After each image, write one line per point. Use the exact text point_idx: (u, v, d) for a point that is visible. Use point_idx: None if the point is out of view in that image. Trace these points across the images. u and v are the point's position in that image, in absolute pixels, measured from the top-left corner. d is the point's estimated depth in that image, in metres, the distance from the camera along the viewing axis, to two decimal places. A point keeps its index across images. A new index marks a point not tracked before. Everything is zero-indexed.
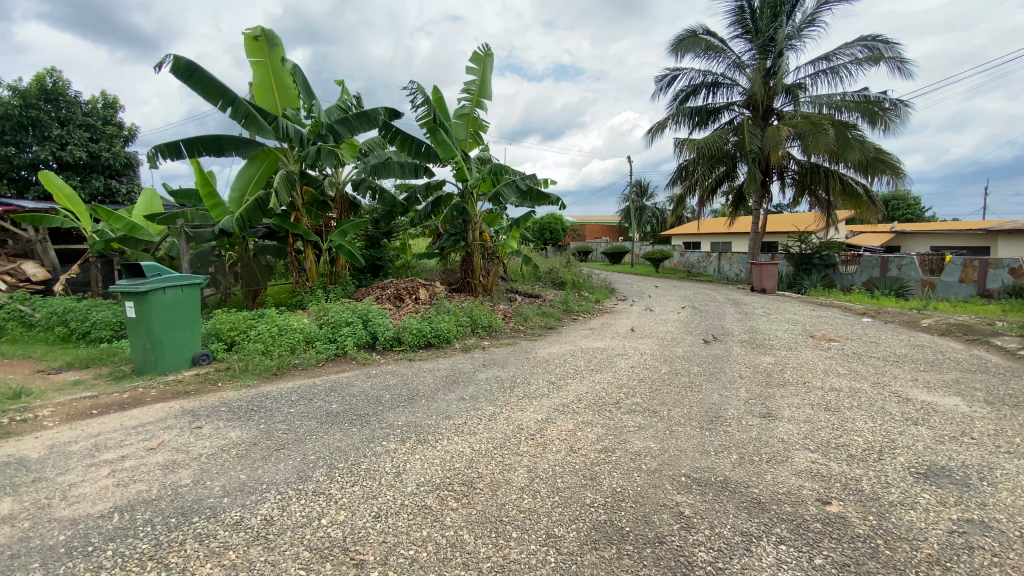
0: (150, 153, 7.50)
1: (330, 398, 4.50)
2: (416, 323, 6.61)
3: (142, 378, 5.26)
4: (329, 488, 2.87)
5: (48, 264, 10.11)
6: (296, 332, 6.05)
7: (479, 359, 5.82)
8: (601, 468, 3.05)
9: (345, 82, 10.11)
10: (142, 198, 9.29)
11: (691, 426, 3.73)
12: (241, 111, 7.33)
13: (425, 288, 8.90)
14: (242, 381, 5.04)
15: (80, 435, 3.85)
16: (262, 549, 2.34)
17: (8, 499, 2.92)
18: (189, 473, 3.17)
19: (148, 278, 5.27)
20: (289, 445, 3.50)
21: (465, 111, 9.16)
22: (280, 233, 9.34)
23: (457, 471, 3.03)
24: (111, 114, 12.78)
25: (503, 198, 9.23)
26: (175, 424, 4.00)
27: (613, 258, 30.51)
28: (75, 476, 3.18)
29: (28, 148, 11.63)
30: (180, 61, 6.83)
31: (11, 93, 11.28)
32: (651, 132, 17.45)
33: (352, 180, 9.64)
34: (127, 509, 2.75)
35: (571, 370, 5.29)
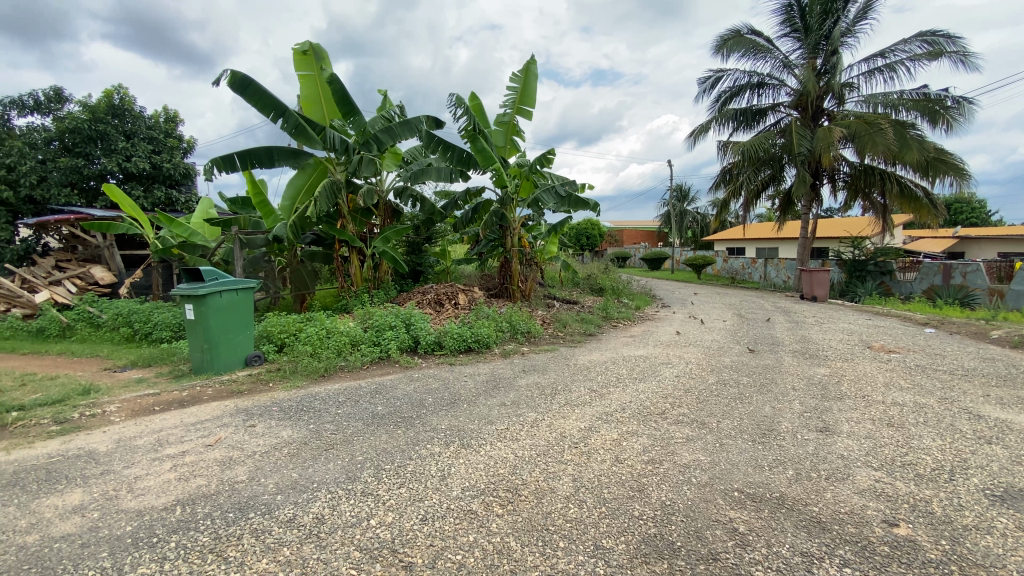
0: (206, 165, 7.88)
1: (376, 400, 4.59)
2: (457, 328, 6.68)
3: (200, 377, 5.52)
4: (376, 489, 2.91)
5: (113, 268, 10.77)
6: (342, 335, 6.22)
7: (519, 365, 5.81)
8: (648, 480, 2.97)
9: (388, 92, 10.37)
10: (201, 207, 9.79)
11: (743, 440, 3.58)
12: (292, 121, 7.60)
13: (464, 293, 8.97)
14: (292, 382, 5.21)
15: (144, 431, 4.06)
16: (314, 547, 2.39)
17: (81, 490, 3.11)
18: (245, 469, 3.28)
19: (206, 282, 5.51)
20: (338, 446, 3.58)
21: (506, 118, 9.24)
22: (327, 240, 9.67)
23: (502, 476, 3.01)
24: (171, 128, 13.56)
25: (541, 204, 9.21)
26: (230, 423, 4.16)
27: (652, 264, 29.96)
28: (140, 470, 3.35)
29: (96, 160, 12.43)
30: (235, 77, 7.19)
31: (83, 109, 12.14)
32: (693, 135, 17.06)
33: (394, 188, 9.88)
34: (187, 504, 2.87)
35: (614, 378, 5.20)
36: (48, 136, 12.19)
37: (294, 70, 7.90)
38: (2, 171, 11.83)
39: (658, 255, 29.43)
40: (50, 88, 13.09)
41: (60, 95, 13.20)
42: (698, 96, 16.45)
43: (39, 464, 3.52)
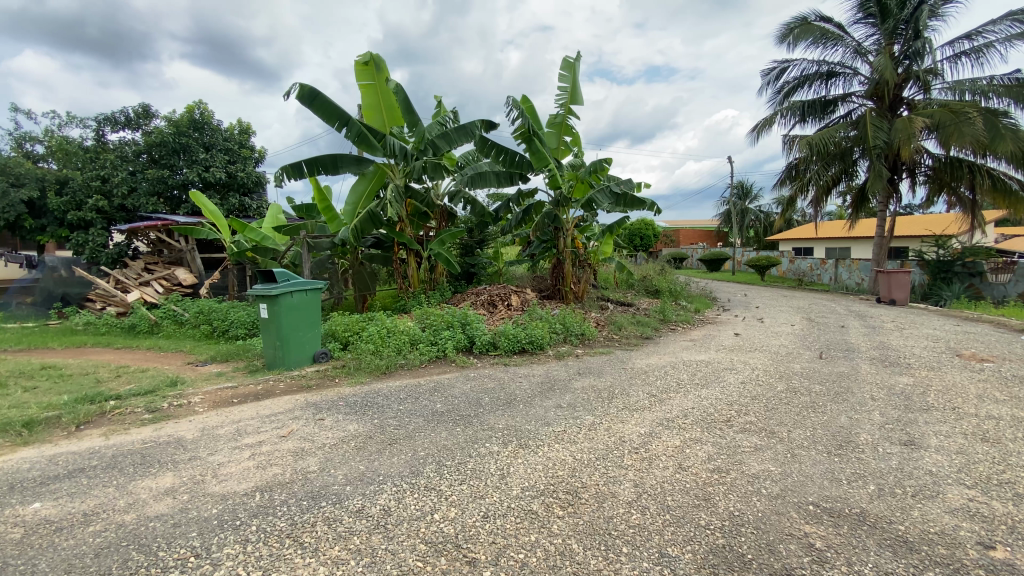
0: (277, 174, 8.38)
1: (435, 398, 4.70)
2: (512, 329, 6.73)
3: (273, 372, 5.88)
4: (438, 484, 2.99)
5: (195, 270, 11.66)
6: (402, 334, 6.43)
7: (574, 367, 5.78)
8: (715, 489, 2.87)
9: (443, 98, 10.62)
10: (271, 213, 10.41)
11: (816, 451, 3.39)
12: (355, 130, 7.96)
13: (517, 294, 9.02)
14: (356, 378, 5.45)
15: (225, 421, 4.37)
16: (382, 537, 2.49)
17: (172, 473, 3.40)
18: (315, 460, 3.46)
19: (279, 283, 5.87)
20: (401, 441, 3.70)
21: (559, 119, 9.23)
22: (386, 243, 10.03)
23: (561, 479, 3.00)
24: (244, 139, 14.50)
25: (596, 204, 9.12)
26: (301, 415, 4.40)
27: (710, 265, 28.90)
28: (223, 457, 3.61)
29: (179, 171, 13.50)
30: (304, 89, 7.60)
31: (168, 124, 13.21)
32: (756, 129, 16.30)
33: (449, 191, 10.10)
34: (265, 491, 3.05)
35: (673, 383, 5.05)
36: (138, 150, 13.33)
37: (357, 81, 8.16)
38: (100, 183, 13.09)
39: (717, 255, 28.36)
40: (140, 105, 14.33)
41: (148, 111, 14.41)
42: (761, 89, 15.72)
43: (135, 449, 3.87)
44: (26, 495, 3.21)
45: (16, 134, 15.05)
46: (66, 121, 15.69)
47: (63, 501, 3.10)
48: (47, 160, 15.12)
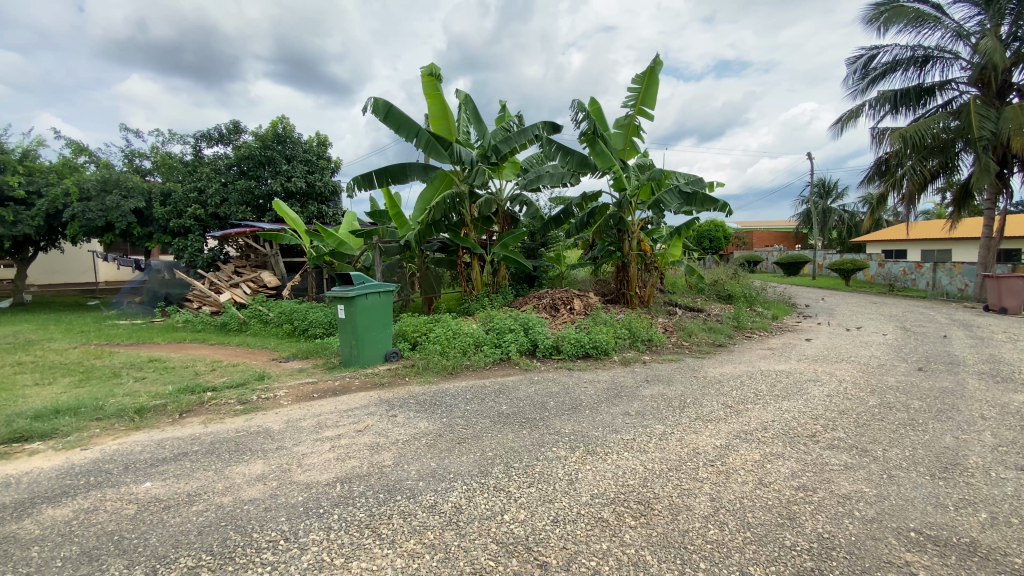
0: (350, 184, 8.87)
1: (500, 399, 4.77)
2: (576, 333, 6.67)
3: (348, 369, 6.19)
4: (508, 485, 3.02)
5: (278, 273, 12.54)
6: (467, 336, 6.57)
7: (641, 374, 5.63)
8: (801, 508, 2.70)
9: (508, 104, 10.76)
10: (347, 219, 11.00)
11: (916, 473, 3.09)
12: (423, 139, 8.26)
13: (580, 298, 8.94)
14: (425, 377, 5.64)
15: (307, 414, 4.66)
16: (455, 534, 2.56)
17: (262, 461, 3.68)
18: (390, 455, 3.62)
19: (355, 286, 6.22)
20: (469, 440, 3.78)
21: (626, 120, 9.09)
22: (451, 247, 10.35)
23: (632, 488, 2.94)
24: (322, 150, 15.43)
25: (664, 205, 8.87)
26: (375, 411, 4.62)
27: (786, 269, 27.20)
28: (306, 448, 3.85)
29: (264, 182, 14.59)
30: (378, 103, 8.01)
31: (256, 138, 14.34)
32: (841, 122, 15.19)
33: (513, 196, 10.20)
34: (345, 482, 3.23)
35: (751, 394, 4.78)
36: (230, 163, 14.56)
37: (424, 92, 8.42)
38: (197, 193, 14.41)
39: (796, 258, 26.64)
40: (231, 122, 15.64)
41: (238, 127, 15.70)
42: (845, 79, 14.65)
43: (230, 437, 4.22)
44: (140, 474, 3.59)
45: (128, 151, 16.88)
46: (168, 138, 17.42)
47: (170, 482, 3.45)
48: (153, 174, 16.86)
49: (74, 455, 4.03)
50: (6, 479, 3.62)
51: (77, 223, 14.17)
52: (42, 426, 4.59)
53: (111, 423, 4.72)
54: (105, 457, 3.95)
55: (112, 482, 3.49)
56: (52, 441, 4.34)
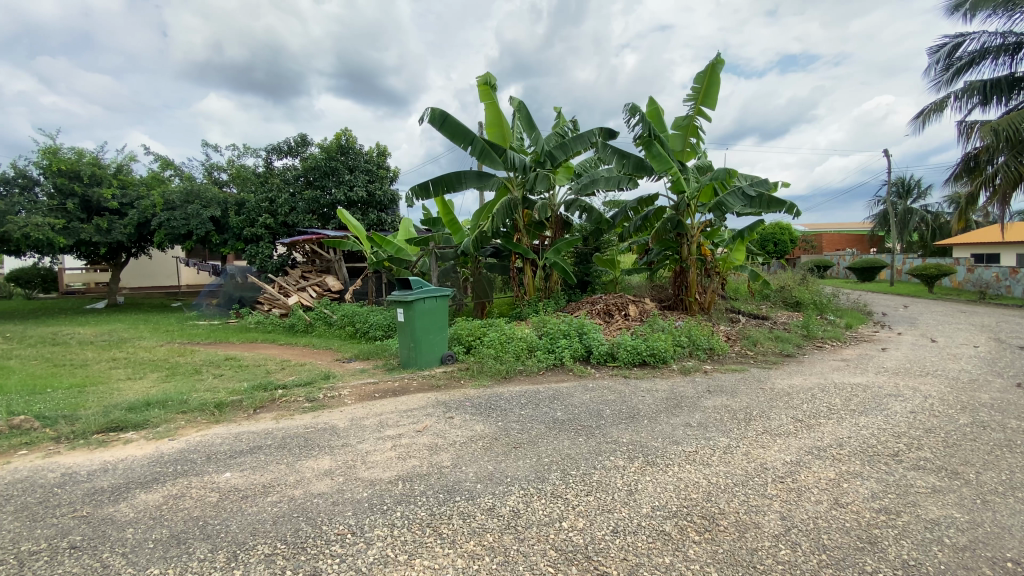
0: (408, 193, 9.19)
1: (555, 406, 4.74)
2: (632, 340, 6.55)
3: (406, 370, 6.40)
4: (565, 493, 3.01)
5: (341, 278, 13.15)
6: (521, 341, 6.62)
7: (703, 384, 5.43)
8: (882, 532, 2.52)
9: (562, 109, 10.76)
10: (404, 226, 11.38)
11: (1016, 499, 2.80)
12: (478, 147, 8.42)
13: (635, 304, 8.78)
14: (480, 380, 5.74)
15: (369, 413, 4.86)
16: (513, 538, 2.59)
17: (330, 457, 3.87)
18: (448, 456, 3.71)
19: (414, 290, 6.43)
20: (525, 445, 3.80)
21: (685, 121, 8.86)
22: (505, 253, 10.49)
23: (695, 502, 2.85)
24: (382, 160, 16.04)
25: (726, 208, 8.57)
26: (433, 412, 4.74)
27: (860, 274, 25.39)
28: (369, 446, 4.02)
29: (328, 191, 15.35)
30: (435, 113, 8.25)
31: (321, 150, 15.14)
32: (922, 116, 14.07)
33: (566, 201, 10.19)
34: (406, 480, 3.34)
35: (823, 409, 4.50)
36: (298, 174, 15.44)
37: (480, 101, 8.58)
38: (268, 203, 15.39)
39: (870, 263, 24.87)
40: (299, 135, 16.58)
41: (305, 140, 16.62)
42: (927, 70, 13.57)
43: (299, 432, 4.47)
44: (220, 465, 3.88)
45: (208, 164, 18.29)
46: (243, 152, 18.73)
47: (247, 473, 3.69)
48: (229, 185, 18.17)
49: (163, 445, 4.41)
50: (106, 465, 4.01)
51: (164, 231, 15.51)
52: (136, 417, 5.06)
53: (194, 416, 5.13)
54: (189, 447, 4.30)
55: (197, 471, 3.79)
56: (144, 431, 4.77)
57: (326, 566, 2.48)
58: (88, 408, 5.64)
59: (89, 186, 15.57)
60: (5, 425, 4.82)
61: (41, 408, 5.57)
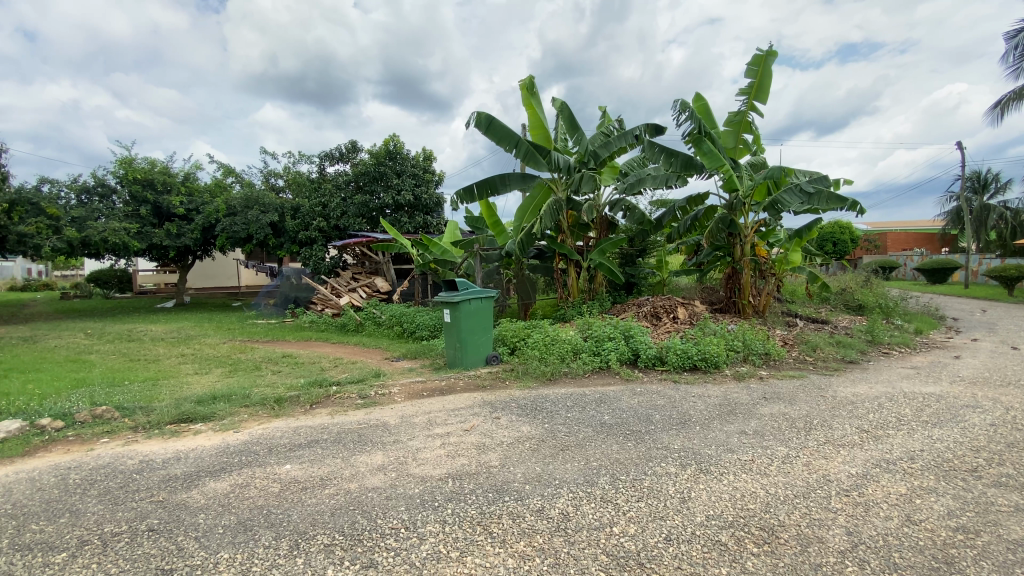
0: (452, 197, 9.35)
1: (602, 409, 4.70)
2: (682, 343, 6.38)
3: (452, 370, 6.52)
4: (616, 498, 2.98)
5: (389, 279, 13.55)
6: (566, 343, 6.58)
7: (758, 391, 5.23)
8: (961, 552, 2.35)
9: (607, 108, 10.66)
10: (449, 228, 11.60)
11: None
12: (523, 148, 8.48)
13: (685, 307, 8.56)
14: (525, 381, 5.76)
15: (419, 411, 4.99)
16: (564, 541, 2.59)
17: (382, 452, 4.00)
18: (496, 456, 3.75)
19: (460, 291, 6.54)
20: (573, 448, 3.79)
21: (737, 117, 8.56)
22: (549, 254, 10.50)
23: (753, 513, 2.75)
24: (428, 164, 16.40)
25: (782, 206, 8.23)
26: (480, 412, 4.80)
27: (930, 275, 23.65)
28: (419, 443, 4.12)
29: (377, 195, 15.85)
30: (481, 117, 8.35)
31: (370, 156, 15.65)
32: (1001, 106, 12.99)
33: (611, 201, 10.06)
34: (456, 478, 3.40)
35: (892, 419, 4.24)
36: (348, 179, 16.02)
37: (524, 103, 8.61)
38: (321, 208, 16.05)
39: (942, 263, 23.14)
40: (349, 142, 17.22)
41: (355, 146, 17.23)
42: (1005, 56, 12.55)
43: (354, 428, 4.65)
44: (281, 457, 4.08)
45: (266, 171, 19.28)
46: (298, 159, 19.64)
47: (306, 465, 3.88)
48: (285, 191, 19.07)
49: (229, 436, 4.69)
50: (178, 453, 4.32)
51: (226, 235, 16.48)
52: (205, 409, 5.42)
53: (256, 410, 5.42)
54: (252, 439, 4.56)
55: (260, 462, 4.01)
56: (211, 423, 5.10)
57: (381, 559, 2.57)
58: (161, 400, 6.08)
59: (160, 193, 16.76)
60: (89, 414, 5.27)
61: (120, 399, 6.04)
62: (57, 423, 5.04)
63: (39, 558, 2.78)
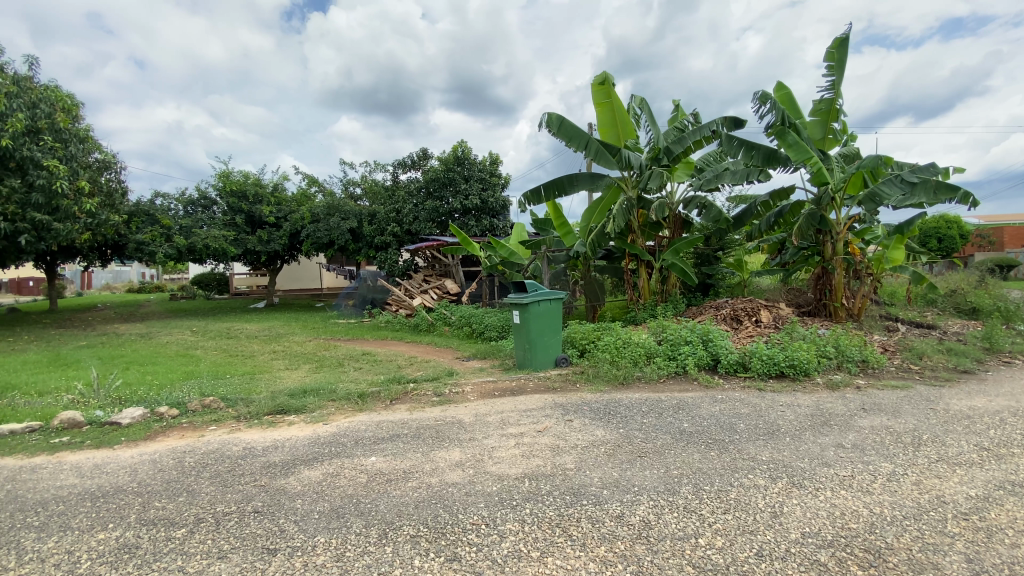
0: (521, 200, 9.44)
1: (680, 416, 4.55)
2: (766, 349, 6.03)
3: (523, 370, 6.59)
4: (700, 508, 2.88)
5: (458, 281, 13.92)
6: (638, 346, 6.43)
7: (855, 401, 4.83)
8: None
9: (681, 102, 10.34)
10: (516, 231, 11.72)
11: None
12: (593, 148, 8.40)
13: (768, 309, 8.08)
14: (597, 385, 5.70)
15: (492, 410, 5.09)
16: (646, 549, 2.55)
17: (458, 450, 4.12)
18: (571, 459, 3.75)
19: (529, 293, 6.59)
20: (651, 455, 3.71)
21: (825, 105, 7.96)
22: (617, 255, 10.30)
23: (856, 533, 2.55)
24: (495, 168, 16.67)
25: (880, 199, 7.56)
26: (552, 414, 4.82)
27: None
28: (494, 442, 4.21)
29: (447, 200, 16.35)
30: (551, 117, 8.40)
31: (440, 162, 16.18)
32: None
33: (686, 198, 9.72)
34: (532, 479, 3.44)
35: (1017, 437, 3.75)
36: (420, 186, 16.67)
37: (594, 101, 8.53)
38: (395, 214, 16.81)
39: None
40: (420, 150, 17.90)
41: (425, 153, 17.89)
42: None
43: (432, 424, 4.84)
44: (366, 449, 4.33)
45: (345, 180, 20.49)
46: (373, 168, 20.69)
47: (389, 458, 4.09)
48: (362, 198, 20.16)
49: (319, 428, 5.04)
50: (276, 442, 4.70)
51: (310, 241, 17.69)
52: (298, 402, 5.86)
53: (341, 404, 5.79)
54: (339, 432, 4.86)
55: (347, 453, 4.28)
56: (304, 414, 5.51)
57: (465, 554, 2.65)
58: (259, 392, 6.64)
59: (254, 203, 18.31)
60: (199, 404, 5.87)
61: (224, 391, 6.68)
62: (172, 411, 5.66)
63: (163, 532, 3.14)
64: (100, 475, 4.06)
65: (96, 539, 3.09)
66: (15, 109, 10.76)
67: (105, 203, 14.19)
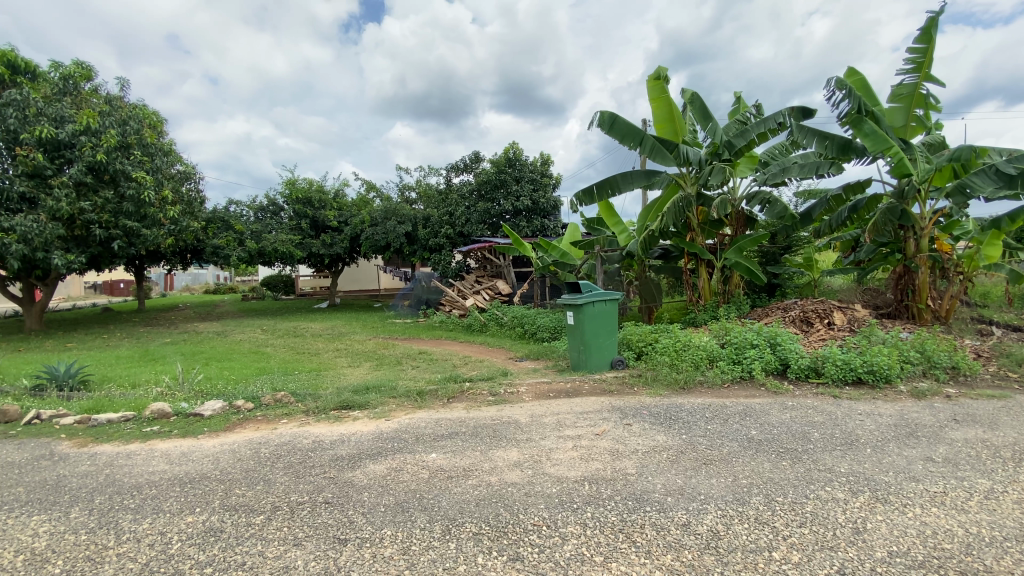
0: (573, 200, 9.37)
1: (747, 423, 4.35)
2: (841, 353, 5.66)
3: (578, 372, 6.54)
4: (773, 520, 2.75)
5: (511, 282, 14.01)
6: (700, 350, 6.21)
7: (944, 412, 4.44)
8: None
9: (742, 94, 9.93)
10: (569, 231, 11.66)
11: None
12: (648, 144, 8.22)
13: (842, 311, 7.58)
14: (656, 389, 5.56)
15: (548, 411, 5.09)
16: (716, 559, 2.47)
17: (515, 450, 4.15)
18: (632, 463, 3.69)
19: (584, 293, 6.54)
20: (716, 463, 3.58)
21: (906, 89, 7.38)
22: (675, 254, 10.01)
23: (950, 555, 2.35)
24: (546, 168, 16.68)
25: (971, 190, 6.91)
26: (610, 418, 4.74)
27: None
28: (552, 443, 4.22)
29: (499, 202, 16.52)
30: (604, 116, 8.30)
31: (492, 164, 16.38)
32: None
33: (749, 194, 9.29)
34: (592, 482, 3.42)
35: None
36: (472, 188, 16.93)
37: (649, 96, 8.35)
38: (448, 216, 17.17)
39: None
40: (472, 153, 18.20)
41: (477, 156, 18.17)
42: None
43: (489, 423, 4.91)
44: (427, 446, 4.45)
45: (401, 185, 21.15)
46: (428, 172, 21.23)
47: (449, 455, 4.18)
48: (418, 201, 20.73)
49: (381, 424, 5.23)
50: (342, 436, 4.94)
51: (369, 244, 18.40)
52: (361, 398, 6.12)
53: (401, 401, 6.00)
54: (400, 428, 5.03)
55: (409, 449, 4.42)
56: (367, 410, 5.75)
57: (527, 554, 2.67)
58: (325, 388, 7.00)
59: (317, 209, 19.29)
60: (272, 399, 6.25)
61: (294, 386, 7.09)
62: (248, 404, 6.07)
63: (244, 518, 3.37)
64: (187, 463, 4.42)
65: (185, 522, 3.37)
66: (108, 127, 12.11)
67: (186, 211, 15.41)
